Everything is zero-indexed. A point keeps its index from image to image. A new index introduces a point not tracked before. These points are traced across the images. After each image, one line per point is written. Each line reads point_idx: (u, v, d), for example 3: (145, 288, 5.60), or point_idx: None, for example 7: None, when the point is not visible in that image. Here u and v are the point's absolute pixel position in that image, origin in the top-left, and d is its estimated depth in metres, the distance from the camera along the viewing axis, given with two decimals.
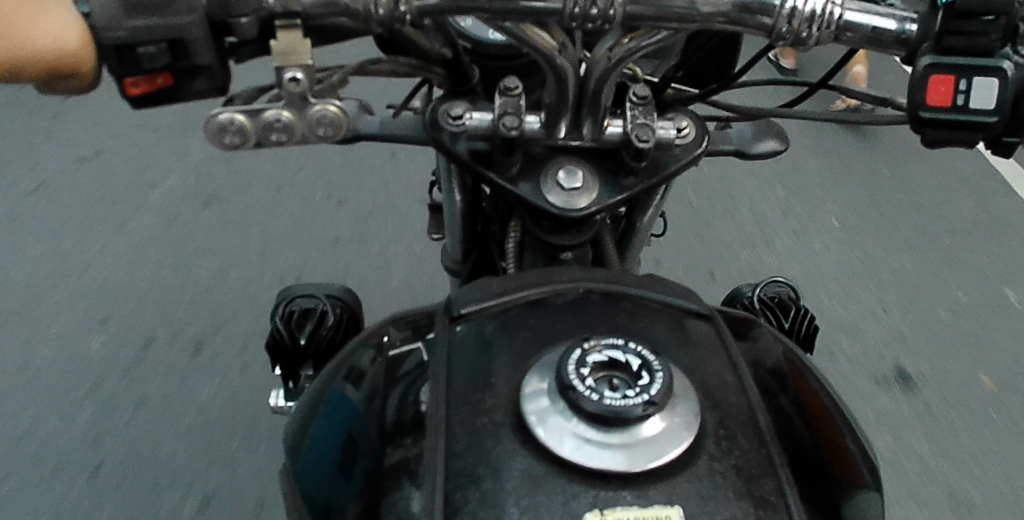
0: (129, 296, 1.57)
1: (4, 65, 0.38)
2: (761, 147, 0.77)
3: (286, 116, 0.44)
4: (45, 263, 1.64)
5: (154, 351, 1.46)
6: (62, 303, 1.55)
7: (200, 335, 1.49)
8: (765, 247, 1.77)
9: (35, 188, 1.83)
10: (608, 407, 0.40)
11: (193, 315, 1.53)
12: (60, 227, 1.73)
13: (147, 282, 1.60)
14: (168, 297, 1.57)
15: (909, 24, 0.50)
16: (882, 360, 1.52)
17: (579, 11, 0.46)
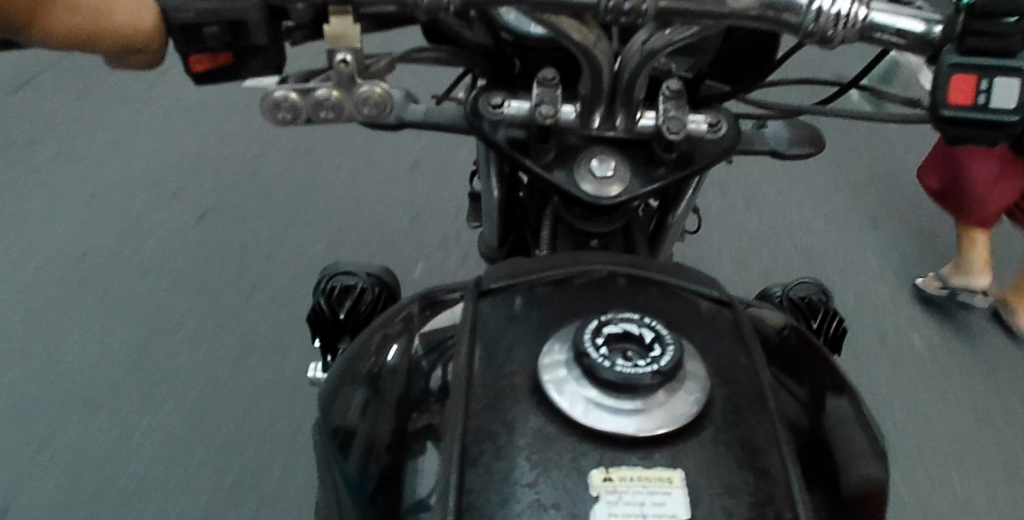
0: (180, 267, 1.64)
1: (88, 34, 0.43)
2: (795, 148, 0.79)
3: (335, 95, 0.48)
4: (101, 232, 1.72)
5: (200, 319, 1.53)
6: (116, 270, 1.63)
7: (245, 307, 1.56)
8: (798, 254, 1.78)
9: (95, 159, 1.92)
10: (619, 374, 0.43)
11: (238, 289, 1.60)
12: (117, 197, 1.81)
13: (196, 254, 1.67)
14: (215, 269, 1.64)
15: (935, 27, 0.51)
16: (904, 376, 1.53)
17: (612, 5, 0.48)
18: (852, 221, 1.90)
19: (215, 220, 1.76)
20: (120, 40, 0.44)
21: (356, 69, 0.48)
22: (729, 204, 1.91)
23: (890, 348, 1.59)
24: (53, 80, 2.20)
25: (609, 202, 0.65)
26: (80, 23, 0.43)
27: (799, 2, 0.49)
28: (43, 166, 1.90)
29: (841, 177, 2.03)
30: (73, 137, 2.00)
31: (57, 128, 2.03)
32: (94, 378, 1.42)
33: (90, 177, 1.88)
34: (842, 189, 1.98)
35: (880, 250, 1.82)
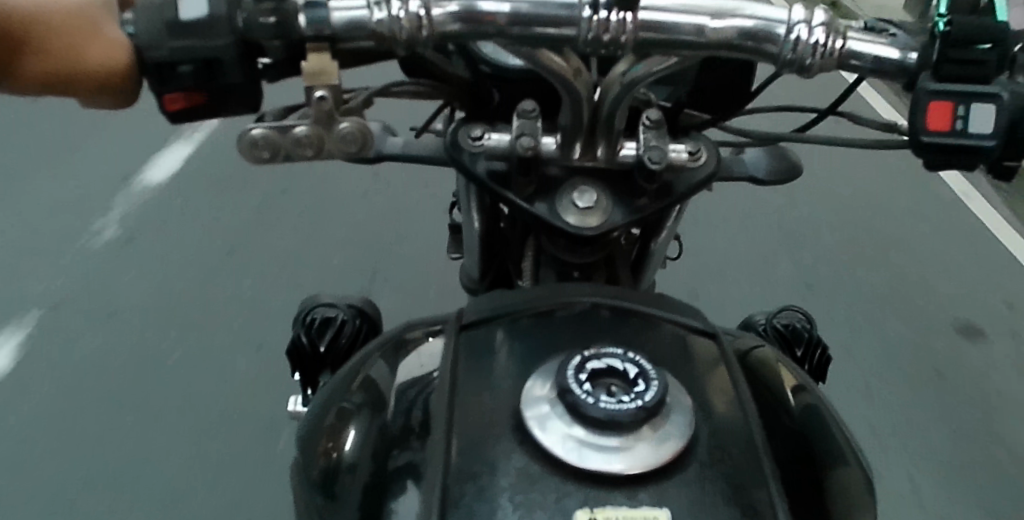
0: (160, 302, 1.63)
1: (61, 72, 0.43)
2: (773, 174, 0.79)
3: (313, 132, 0.48)
4: (80, 268, 1.71)
5: (180, 353, 1.51)
6: (95, 306, 1.62)
7: (225, 341, 1.54)
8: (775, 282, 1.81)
9: (75, 197, 1.93)
10: (603, 411, 0.43)
11: (219, 321, 1.58)
12: (96, 234, 1.81)
13: (176, 288, 1.66)
14: (195, 303, 1.63)
15: (911, 54, 0.52)
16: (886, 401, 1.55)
17: (592, 37, 0.48)
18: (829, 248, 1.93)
19: (196, 254, 1.75)
20: (93, 77, 0.44)
21: (334, 105, 0.47)
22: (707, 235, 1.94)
23: (872, 370, 1.60)
24: (36, 121, 2.22)
25: (591, 232, 0.64)
26: (54, 65, 0.43)
27: (778, 31, 0.50)
28: (23, 205, 1.90)
29: (818, 205, 2.07)
30: (54, 175, 2.00)
31: (34, 167, 2.02)
32: (70, 415, 1.39)
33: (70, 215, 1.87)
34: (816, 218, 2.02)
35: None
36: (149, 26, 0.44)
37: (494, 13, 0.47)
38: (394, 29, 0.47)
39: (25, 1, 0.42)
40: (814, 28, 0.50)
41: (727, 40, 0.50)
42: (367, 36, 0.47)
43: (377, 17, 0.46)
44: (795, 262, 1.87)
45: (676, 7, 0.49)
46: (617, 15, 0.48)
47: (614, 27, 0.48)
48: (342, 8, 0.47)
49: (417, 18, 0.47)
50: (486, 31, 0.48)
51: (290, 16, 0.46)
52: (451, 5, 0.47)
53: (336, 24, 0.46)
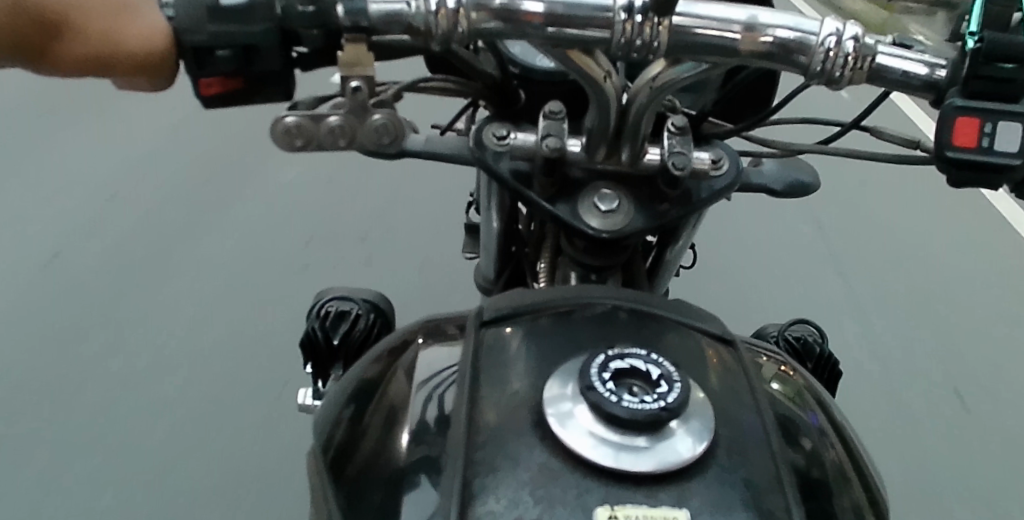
0: (171, 288, 1.63)
1: (94, 61, 0.44)
2: (790, 187, 0.80)
3: (346, 122, 0.48)
4: (90, 246, 1.71)
5: (188, 345, 1.52)
6: (105, 287, 1.61)
7: (236, 333, 1.55)
8: (785, 295, 1.81)
9: (87, 169, 1.91)
10: (626, 410, 0.43)
11: (230, 314, 1.59)
12: (110, 213, 1.80)
13: (187, 275, 1.66)
14: (206, 293, 1.63)
15: (938, 71, 0.52)
16: (893, 416, 1.55)
17: (624, 41, 0.49)
18: (842, 263, 1.92)
19: (209, 242, 1.76)
20: (133, 62, 0.44)
21: (369, 96, 0.48)
22: (719, 244, 1.94)
23: (879, 387, 1.60)
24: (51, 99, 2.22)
25: (610, 234, 0.65)
26: (97, 43, 0.43)
27: (810, 43, 0.50)
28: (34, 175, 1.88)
29: (832, 219, 2.06)
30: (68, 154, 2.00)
31: None
32: (81, 401, 1.40)
33: (82, 189, 1.86)
34: (828, 231, 2.02)
35: (868, 290, 1.84)
36: (186, 10, 0.44)
37: (534, 14, 0.48)
38: (429, 25, 0.47)
39: None
40: (846, 40, 0.50)
41: (761, 49, 0.50)
42: (403, 29, 0.47)
43: (414, 8, 0.47)
44: (806, 276, 1.87)
45: (710, 15, 0.49)
46: (652, 19, 0.48)
47: (647, 33, 0.48)
48: (380, 0, 0.47)
49: (453, 12, 0.47)
50: (522, 30, 0.48)
51: (327, 6, 0.46)
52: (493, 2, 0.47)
53: (373, 16, 0.47)
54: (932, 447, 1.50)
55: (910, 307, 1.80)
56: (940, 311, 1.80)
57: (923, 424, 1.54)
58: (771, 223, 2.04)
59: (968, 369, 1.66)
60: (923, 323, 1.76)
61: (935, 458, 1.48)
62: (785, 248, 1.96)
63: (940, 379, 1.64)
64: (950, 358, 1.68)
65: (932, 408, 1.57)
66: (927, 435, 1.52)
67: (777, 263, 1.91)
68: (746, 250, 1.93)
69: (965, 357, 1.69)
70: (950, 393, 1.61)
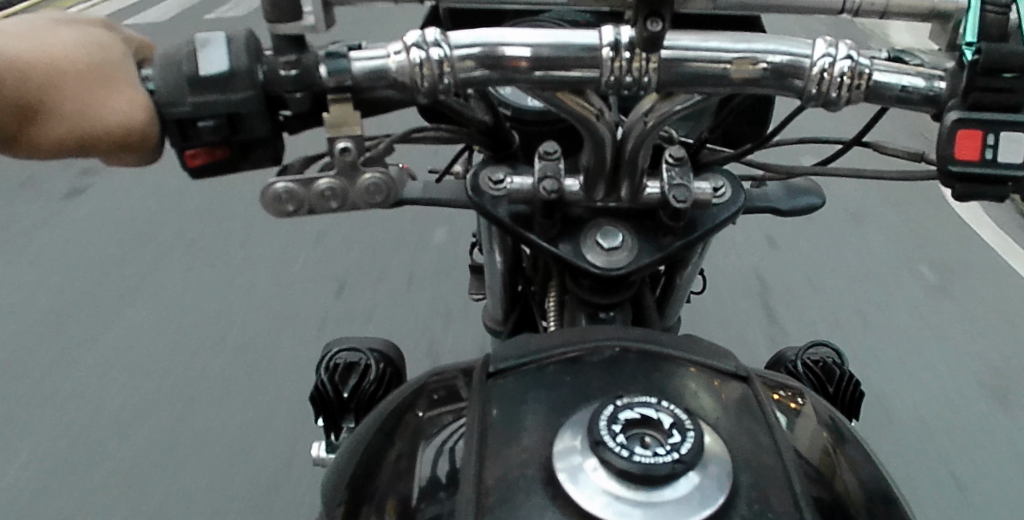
0: (185, 351, 1.64)
1: (76, 136, 0.42)
2: (796, 207, 0.78)
3: (337, 183, 0.48)
4: (104, 319, 1.72)
5: (202, 402, 1.52)
6: (120, 357, 1.62)
7: (250, 390, 1.54)
8: (800, 311, 1.78)
9: (102, 250, 1.95)
10: (639, 465, 0.42)
11: (243, 371, 1.59)
12: (124, 284, 1.83)
13: (199, 337, 1.67)
14: (218, 353, 1.63)
15: (938, 82, 0.51)
16: (921, 426, 1.51)
17: (614, 79, 0.48)
18: (857, 277, 1.89)
19: (220, 303, 1.76)
20: (116, 128, 0.43)
21: (358, 155, 0.48)
22: (728, 267, 1.93)
23: (908, 403, 1.56)
24: (61, 181, 2.27)
25: (614, 273, 0.64)
26: (76, 117, 0.42)
27: (804, 65, 0.49)
28: (51, 255, 1.94)
29: (842, 236, 2.04)
30: (79, 231, 2.04)
31: (64, 223, 2.07)
32: (100, 468, 1.39)
33: (97, 263, 1.90)
34: (838, 245, 2.00)
35: (884, 301, 1.82)
36: (166, 83, 0.44)
37: (516, 59, 0.47)
38: (415, 78, 0.46)
39: (29, 61, 0.41)
40: (839, 60, 0.48)
41: (753, 77, 0.49)
42: (388, 85, 0.47)
43: (398, 64, 0.46)
44: (819, 291, 1.85)
45: (699, 46, 0.48)
46: (638, 56, 0.47)
47: (636, 70, 0.47)
48: (363, 57, 0.47)
49: (438, 65, 0.46)
50: (508, 75, 0.48)
51: (311, 68, 0.46)
52: (474, 50, 0.47)
53: (356, 74, 0.46)
54: (972, 460, 1.45)
55: (927, 316, 1.77)
56: (959, 317, 1.77)
57: (958, 437, 1.49)
58: (779, 241, 2.02)
59: (994, 374, 1.62)
60: (942, 332, 1.73)
61: (978, 471, 1.43)
62: (797, 265, 1.93)
63: (970, 390, 1.59)
64: (977, 368, 1.64)
65: (961, 416, 1.53)
66: (965, 448, 1.47)
67: (790, 280, 1.88)
68: (756, 271, 1.92)
69: (989, 362, 1.65)
70: (978, 398, 1.57)
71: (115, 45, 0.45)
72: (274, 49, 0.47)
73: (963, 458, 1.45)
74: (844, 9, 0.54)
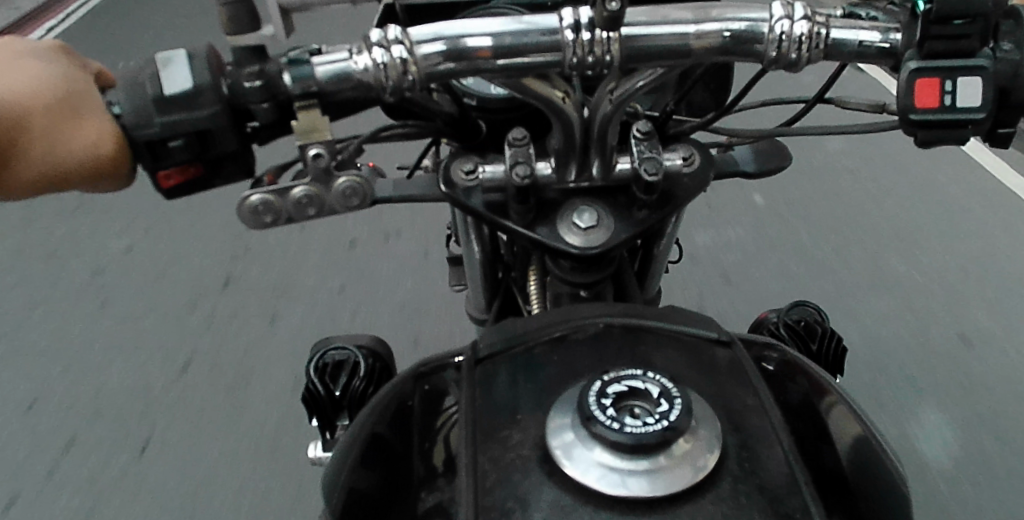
0: (172, 369, 1.64)
1: (52, 170, 0.43)
2: (763, 166, 0.80)
3: (313, 191, 0.48)
4: (88, 346, 1.72)
5: (193, 416, 1.53)
6: (109, 381, 1.62)
7: (242, 401, 1.55)
8: (776, 265, 1.81)
9: (77, 278, 1.94)
10: (631, 436, 0.43)
11: (231, 383, 1.59)
12: (101, 307, 1.83)
13: (186, 355, 1.67)
14: (205, 367, 1.64)
15: (893, 34, 0.52)
16: (898, 363, 1.55)
17: (577, 60, 0.48)
18: (830, 226, 1.92)
19: (203, 318, 1.76)
20: (91, 159, 0.43)
21: (330, 161, 0.48)
22: (705, 226, 1.94)
23: (883, 344, 1.59)
24: (32, 211, 2.25)
25: (594, 251, 0.65)
26: (48, 159, 0.43)
27: (761, 30, 0.49)
28: (28, 286, 1.93)
29: (815, 188, 2.05)
30: (54, 257, 2.03)
31: (37, 251, 2.06)
32: (96, 494, 1.40)
33: (75, 289, 1.90)
34: (810, 196, 2.03)
35: (858, 248, 1.85)
36: (132, 105, 0.44)
37: (481, 48, 0.47)
38: (380, 77, 0.47)
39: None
40: (797, 22, 0.49)
41: (713, 46, 0.50)
42: (353, 87, 0.47)
43: (361, 66, 0.46)
44: (793, 244, 1.87)
45: (658, 20, 0.49)
46: (601, 36, 0.47)
47: (598, 49, 0.47)
48: (325, 61, 0.47)
49: (401, 62, 0.46)
50: (472, 65, 0.48)
51: (275, 78, 0.46)
52: (438, 44, 0.47)
53: (321, 79, 0.46)
54: (966, 409, 1.45)
55: (900, 258, 1.80)
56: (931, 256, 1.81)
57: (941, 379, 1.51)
58: (751, 198, 2.04)
59: (970, 307, 1.66)
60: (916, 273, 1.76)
61: (972, 419, 1.44)
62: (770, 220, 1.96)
63: (952, 328, 1.61)
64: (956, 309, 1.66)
65: (936, 351, 1.57)
66: (960, 400, 1.47)
67: (765, 236, 1.90)
68: (731, 228, 1.93)
69: (961, 296, 1.69)
70: (953, 333, 1.61)
71: (78, 74, 0.45)
72: (235, 61, 0.47)
73: (958, 409, 1.45)
74: None
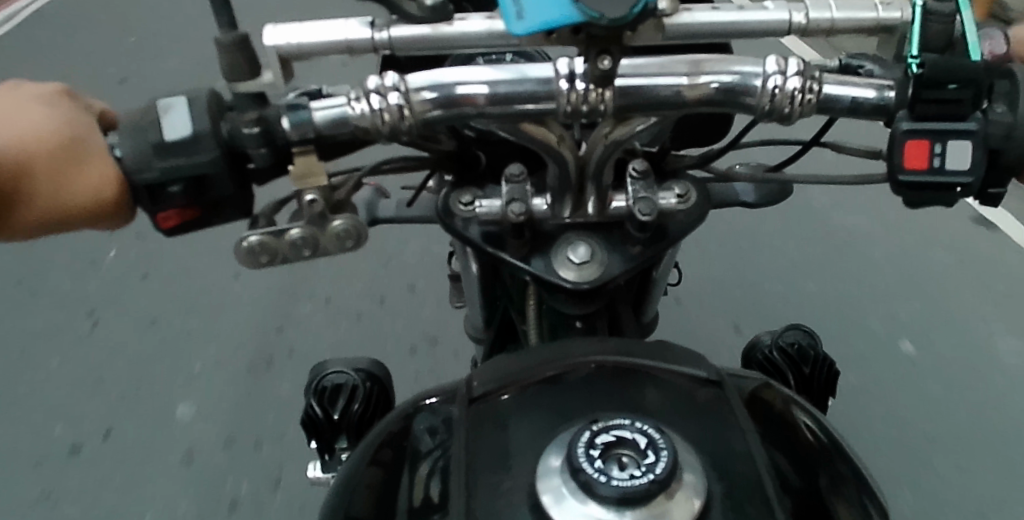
0: (181, 384, 1.68)
1: (49, 212, 0.44)
2: (763, 197, 0.81)
3: (306, 233, 0.49)
4: (96, 358, 1.76)
5: (203, 433, 1.58)
6: (118, 395, 1.66)
7: (254, 416, 1.60)
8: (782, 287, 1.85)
9: (86, 282, 1.96)
10: (617, 490, 0.44)
11: (240, 398, 1.64)
12: (111, 315, 1.86)
13: (194, 369, 1.70)
14: (214, 382, 1.67)
15: (888, 92, 0.52)
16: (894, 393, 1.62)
17: (569, 109, 0.49)
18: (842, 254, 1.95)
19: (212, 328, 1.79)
20: (92, 205, 0.44)
21: (325, 206, 0.49)
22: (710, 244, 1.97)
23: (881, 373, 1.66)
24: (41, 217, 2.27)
25: (589, 285, 0.65)
26: (49, 202, 0.43)
27: (754, 84, 0.50)
28: (38, 289, 1.94)
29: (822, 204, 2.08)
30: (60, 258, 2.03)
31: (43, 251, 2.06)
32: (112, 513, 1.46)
33: (84, 296, 1.92)
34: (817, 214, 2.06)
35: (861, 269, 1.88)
36: (131, 150, 0.44)
37: (473, 96, 0.48)
38: (376, 122, 0.47)
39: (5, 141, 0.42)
40: (790, 78, 0.49)
41: (704, 96, 0.50)
42: (350, 132, 0.48)
43: (357, 111, 0.47)
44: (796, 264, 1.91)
45: (652, 74, 0.50)
46: (594, 88, 0.48)
47: (592, 98, 0.48)
48: (322, 107, 0.47)
49: (398, 109, 0.47)
50: (464, 113, 0.48)
51: (272, 122, 0.47)
52: (431, 93, 0.48)
53: (318, 124, 0.47)
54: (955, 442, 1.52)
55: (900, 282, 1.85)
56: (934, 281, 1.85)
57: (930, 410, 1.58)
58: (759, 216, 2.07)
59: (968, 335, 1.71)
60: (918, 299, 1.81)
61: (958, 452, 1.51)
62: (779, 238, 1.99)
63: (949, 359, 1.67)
64: (952, 334, 1.72)
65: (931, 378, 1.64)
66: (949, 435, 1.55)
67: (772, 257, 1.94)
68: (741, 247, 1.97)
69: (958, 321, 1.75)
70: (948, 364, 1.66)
71: (80, 118, 0.46)
72: (238, 106, 0.48)
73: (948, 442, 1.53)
74: (791, 30, 0.55)
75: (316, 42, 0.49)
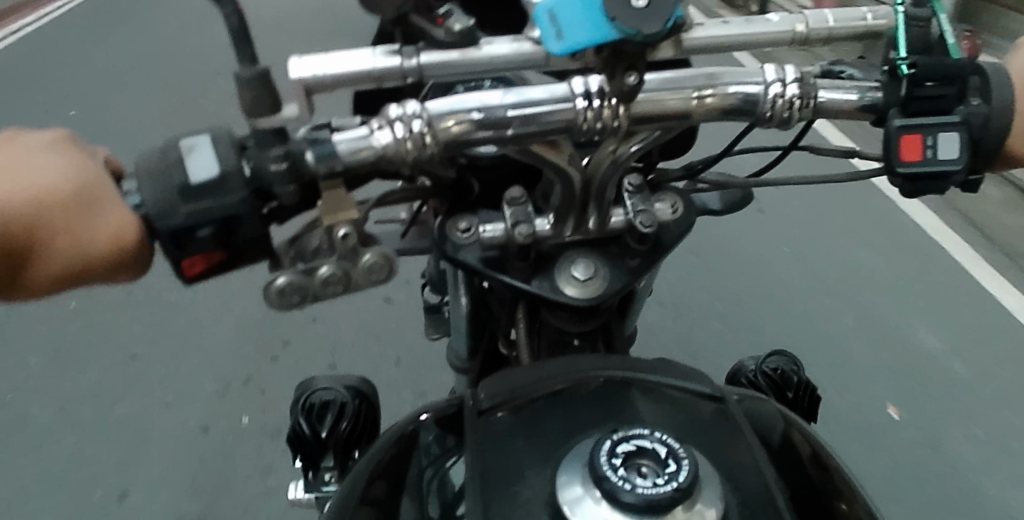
0: (154, 448, 1.67)
1: (67, 261, 0.42)
2: (729, 204, 0.84)
3: (338, 269, 0.48)
4: (62, 427, 1.73)
5: (182, 495, 1.58)
6: (90, 463, 1.65)
7: (234, 478, 1.62)
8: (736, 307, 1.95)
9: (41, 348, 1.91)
10: (641, 497, 0.44)
11: (215, 459, 1.65)
12: (73, 383, 1.83)
13: (167, 432, 1.70)
14: (187, 444, 1.68)
15: (872, 93, 0.56)
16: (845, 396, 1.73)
17: (586, 125, 0.50)
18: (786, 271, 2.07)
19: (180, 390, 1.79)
20: (109, 248, 0.43)
21: (357, 239, 0.49)
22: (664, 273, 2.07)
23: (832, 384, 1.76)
24: None
25: (588, 302, 0.67)
26: (65, 250, 0.42)
27: (757, 93, 0.53)
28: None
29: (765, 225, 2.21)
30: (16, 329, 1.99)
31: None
32: None
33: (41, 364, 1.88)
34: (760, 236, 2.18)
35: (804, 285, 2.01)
36: (156, 193, 0.44)
37: (499, 118, 0.49)
38: (400, 150, 0.48)
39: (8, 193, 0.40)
40: (790, 85, 0.53)
41: (728, 105, 0.52)
42: (374, 160, 0.48)
43: (382, 142, 0.47)
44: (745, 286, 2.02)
45: (665, 82, 0.51)
46: (608, 104, 0.50)
47: (608, 116, 0.50)
48: (345, 137, 0.47)
49: (421, 136, 0.48)
50: (496, 135, 0.49)
51: (298, 157, 0.46)
52: (471, 113, 0.49)
53: (344, 155, 0.47)
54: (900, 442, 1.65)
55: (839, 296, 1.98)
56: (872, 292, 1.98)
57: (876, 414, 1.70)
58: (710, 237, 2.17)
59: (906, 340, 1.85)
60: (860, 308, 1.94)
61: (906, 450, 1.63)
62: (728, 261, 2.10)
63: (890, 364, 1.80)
64: (892, 342, 1.85)
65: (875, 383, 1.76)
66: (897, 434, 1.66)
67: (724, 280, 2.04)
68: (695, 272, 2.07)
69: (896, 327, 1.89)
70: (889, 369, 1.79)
71: (89, 162, 0.44)
72: (256, 142, 0.46)
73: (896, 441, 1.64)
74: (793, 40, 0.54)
75: (341, 71, 0.47)
